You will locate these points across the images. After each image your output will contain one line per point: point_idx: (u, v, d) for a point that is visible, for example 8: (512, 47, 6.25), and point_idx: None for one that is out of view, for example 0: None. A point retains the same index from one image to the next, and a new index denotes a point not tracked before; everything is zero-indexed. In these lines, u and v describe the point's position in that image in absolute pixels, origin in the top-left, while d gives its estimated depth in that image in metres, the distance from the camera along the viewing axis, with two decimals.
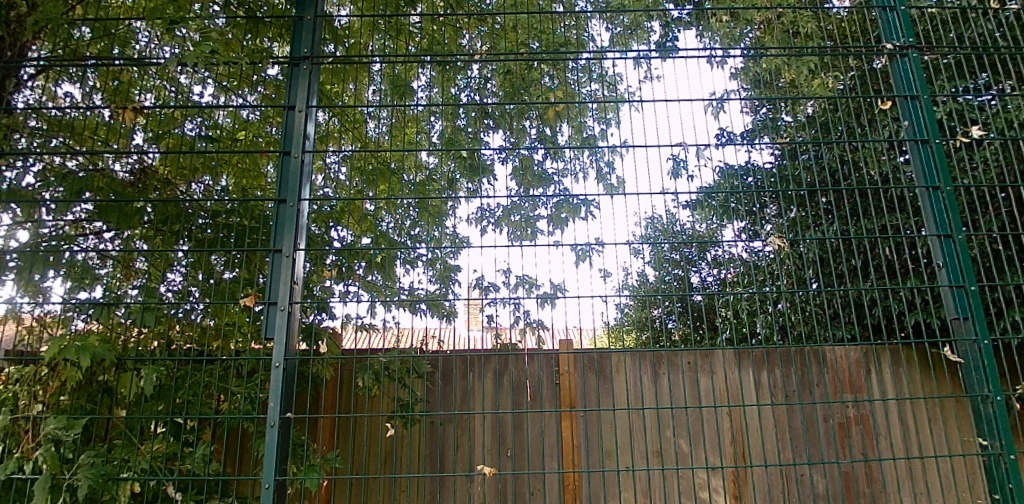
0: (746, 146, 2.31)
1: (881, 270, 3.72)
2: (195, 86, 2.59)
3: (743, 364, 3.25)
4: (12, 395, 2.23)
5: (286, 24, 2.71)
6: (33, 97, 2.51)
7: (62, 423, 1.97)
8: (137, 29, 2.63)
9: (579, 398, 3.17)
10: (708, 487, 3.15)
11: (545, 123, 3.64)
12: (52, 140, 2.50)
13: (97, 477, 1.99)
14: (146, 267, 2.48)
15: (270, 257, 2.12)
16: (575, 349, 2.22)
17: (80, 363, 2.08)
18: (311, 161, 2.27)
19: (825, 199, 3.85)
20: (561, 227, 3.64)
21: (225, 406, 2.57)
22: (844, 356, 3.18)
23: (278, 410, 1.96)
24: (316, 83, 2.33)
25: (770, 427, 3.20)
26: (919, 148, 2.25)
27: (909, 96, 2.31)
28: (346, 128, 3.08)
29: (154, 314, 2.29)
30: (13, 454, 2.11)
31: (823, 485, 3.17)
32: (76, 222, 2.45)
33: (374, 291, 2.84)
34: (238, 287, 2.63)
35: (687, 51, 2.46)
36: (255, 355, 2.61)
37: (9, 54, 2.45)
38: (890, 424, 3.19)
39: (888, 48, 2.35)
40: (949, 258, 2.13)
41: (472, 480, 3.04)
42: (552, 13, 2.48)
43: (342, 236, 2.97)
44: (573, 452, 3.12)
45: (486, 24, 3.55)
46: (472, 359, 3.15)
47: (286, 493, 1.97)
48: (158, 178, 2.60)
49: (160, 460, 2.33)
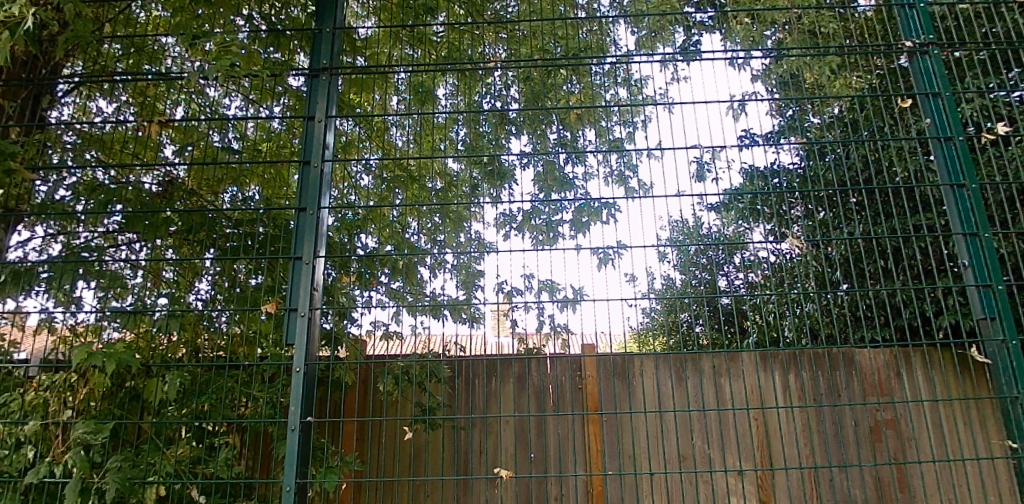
0: (768, 146, 2.33)
1: (912, 271, 3.63)
2: (224, 99, 2.72)
3: (768, 367, 3.13)
4: (44, 401, 2.32)
5: (308, 36, 2.87)
6: (67, 113, 2.63)
7: (91, 428, 2.03)
8: (165, 45, 2.76)
9: (601, 402, 3.08)
10: (733, 491, 3.05)
11: (566, 128, 3.63)
12: (86, 154, 2.62)
13: (123, 480, 2.03)
14: (175, 277, 2.58)
15: (292, 264, 2.16)
16: (593, 352, 2.23)
17: (107, 369, 2.16)
18: (331, 169, 2.31)
19: (854, 201, 3.76)
20: (583, 230, 3.48)
21: (249, 411, 2.61)
22: (874, 357, 3.05)
23: (298, 414, 1.99)
24: (336, 94, 2.38)
25: (796, 432, 3.08)
26: (941, 147, 2.20)
27: (930, 93, 2.25)
28: (369, 136, 3.13)
29: (179, 322, 2.35)
30: (44, 458, 2.19)
31: (851, 491, 3.05)
32: (109, 233, 2.56)
33: (398, 298, 2.94)
34: (260, 294, 2.67)
35: (711, 54, 2.55)
36: (278, 360, 2.64)
37: (44, 72, 2.60)
38: (922, 427, 3.05)
39: (907, 46, 2.31)
40: (975, 257, 2.07)
41: (490, 485, 2.98)
42: (571, 18, 2.45)
43: (366, 243, 3.04)
44: (595, 457, 3.05)
45: (505, 30, 3.59)
46: (491, 364, 3.11)
47: (307, 495, 2.00)
48: (184, 189, 2.68)
49: (184, 464, 2.36)
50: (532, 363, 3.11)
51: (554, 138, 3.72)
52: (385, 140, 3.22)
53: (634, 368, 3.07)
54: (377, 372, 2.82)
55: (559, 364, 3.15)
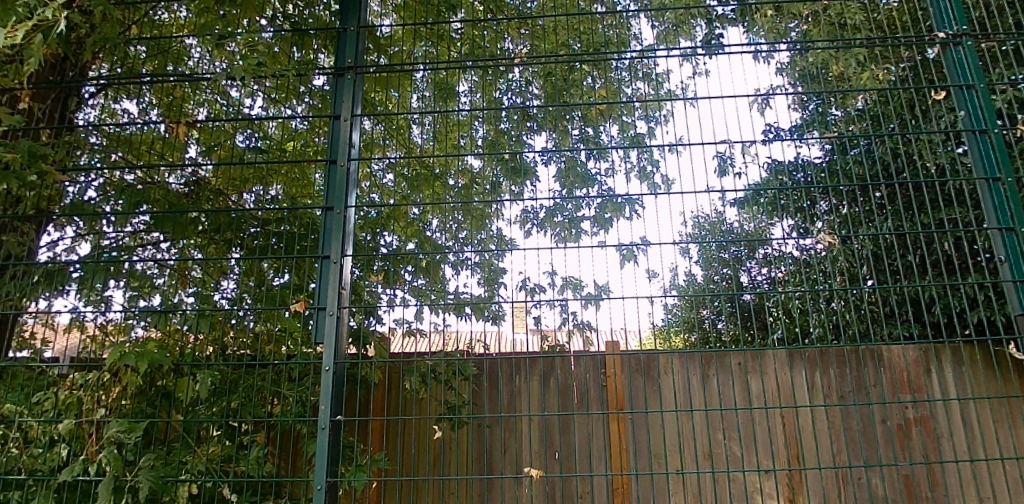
0: (794, 141, 2.29)
1: (939, 265, 3.59)
2: (246, 99, 2.75)
3: (795, 364, 3.11)
4: (78, 400, 2.35)
5: (330, 35, 2.87)
6: (93, 114, 2.68)
7: (124, 427, 2.05)
8: (189, 46, 2.79)
9: (626, 400, 3.07)
10: (761, 490, 3.03)
11: (588, 124, 3.62)
12: (110, 155, 2.70)
13: (156, 479, 2.05)
14: (200, 276, 2.60)
15: (320, 263, 2.17)
16: (618, 350, 2.21)
17: (140, 368, 2.19)
18: (357, 168, 2.31)
19: (879, 195, 3.72)
20: (605, 227, 3.46)
21: (278, 409, 2.63)
22: (902, 354, 3.02)
23: (328, 412, 2.00)
24: (360, 93, 2.37)
25: (825, 429, 3.06)
26: (976, 139, 2.15)
27: (963, 85, 2.20)
28: (391, 134, 3.14)
29: (209, 321, 2.38)
30: (79, 456, 2.23)
31: (882, 490, 3.02)
32: (136, 233, 2.59)
33: (421, 296, 2.95)
34: (287, 293, 2.70)
35: (732, 48, 2.51)
36: (306, 359, 2.66)
37: (71, 74, 2.64)
38: (953, 425, 3.01)
39: (940, 36, 2.26)
40: (1011, 252, 2.02)
41: (518, 483, 2.98)
42: (592, 13, 2.41)
43: (389, 241, 3.06)
44: (621, 456, 3.04)
45: (525, 27, 3.58)
46: (517, 362, 3.11)
47: (336, 493, 2.01)
48: (211, 189, 2.71)
49: (215, 462, 2.38)
50: (557, 361, 3.11)
51: (575, 135, 3.70)
52: (407, 139, 3.23)
53: (660, 365, 3.06)
54: (404, 370, 2.83)
55: (584, 362, 3.14)
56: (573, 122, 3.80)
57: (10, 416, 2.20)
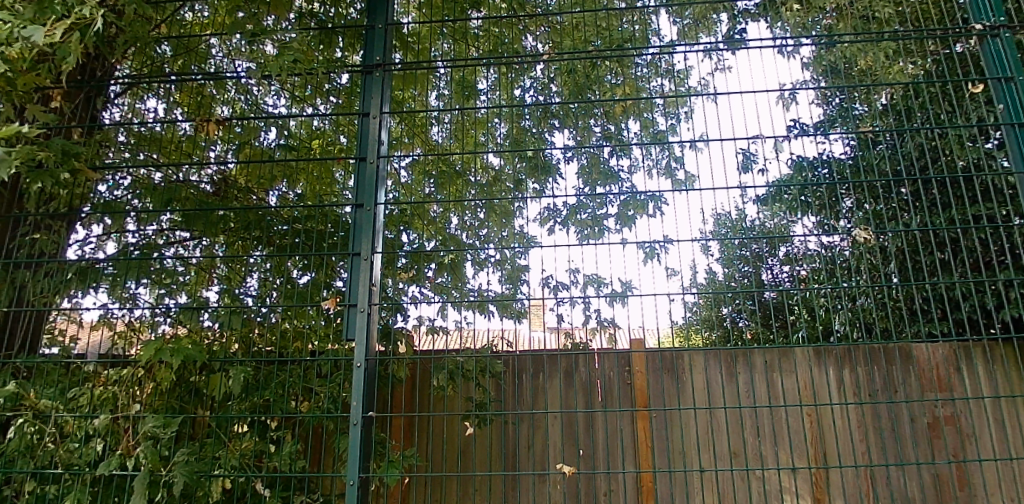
0: (820, 136, 2.23)
1: (965, 261, 3.57)
2: (268, 98, 2.77)
3: (822, 363, 3.11)
4: (112, 396, 2.38)
5: (357, 33, 2.87)
6: (119, 114, 2.66)
7: (160, 422, 2.06)
8: (212, 45, 2.80)
9: (653, 398, 3.09)
10: (786, 488, 3.05)
11: (610, 120, 3.60)
12: (138, 155, 2.69)
13: (191, 474, 2.07)
14: (226, 273, 2.62)
15: (350, 261, 2.18)
16: (643, 348, 2.21)
17: (174, 364, 2.21)
18: (386, 165, 2.31)
19: (903, 191, 3.70)
20: (628, 224, 3.46)
21: (308, 406, 2.66)
22: (931, 353, 3.01)
23: (359, 409, 2.01)
24: (389, 90, 2.38)
25: (851, 428, 3.07)
26: (1014, 132, 2.13)
27: (1002, 77, 2.19)
28: (415, 133, 3.14)
29: (240, 318, 2.41)
30: (114, 451, 2.26)
31: (909, 488, 3.03)
32: (160, 231, 2.61)
33: (444, 293, 2.97)
34: (317, 291, 2.72)
35: (756, 43, 2.49)
36: (335, 356, 2.68)
37: (98, 73, 2.66)
38: (981, 424, 3.01)
39: (977, 29, 2.25)
40: None
41: (544, 480, 3.01)
42: (613, 8, 2.38)
43: (412, 239, 3.08)
44: (647, 453, 3.06)
45: (546, 23, 3.56)
46: (543, 360, 3.13)
47: (368, 489, 2.02)
48: (238, 188, 2.74)
49: (248, 458, 2.41)
50: (584, 359, 3.13)
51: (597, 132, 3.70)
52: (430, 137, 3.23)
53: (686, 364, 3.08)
54: (433, 367, 2.86)
55: (611, 360, 3.16)
56: (595, 119, 3.79)
57: (46, 411, 2.20)
